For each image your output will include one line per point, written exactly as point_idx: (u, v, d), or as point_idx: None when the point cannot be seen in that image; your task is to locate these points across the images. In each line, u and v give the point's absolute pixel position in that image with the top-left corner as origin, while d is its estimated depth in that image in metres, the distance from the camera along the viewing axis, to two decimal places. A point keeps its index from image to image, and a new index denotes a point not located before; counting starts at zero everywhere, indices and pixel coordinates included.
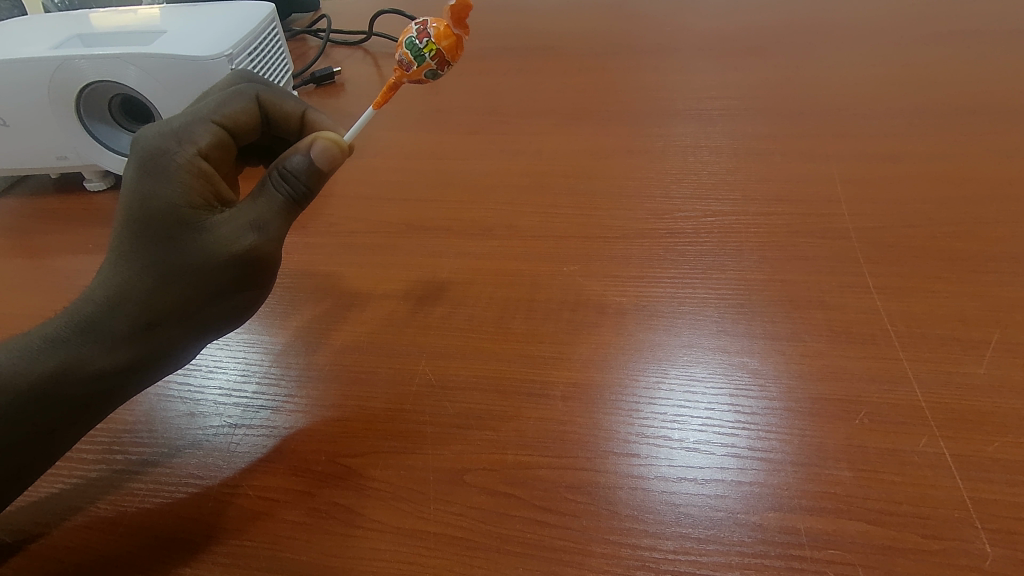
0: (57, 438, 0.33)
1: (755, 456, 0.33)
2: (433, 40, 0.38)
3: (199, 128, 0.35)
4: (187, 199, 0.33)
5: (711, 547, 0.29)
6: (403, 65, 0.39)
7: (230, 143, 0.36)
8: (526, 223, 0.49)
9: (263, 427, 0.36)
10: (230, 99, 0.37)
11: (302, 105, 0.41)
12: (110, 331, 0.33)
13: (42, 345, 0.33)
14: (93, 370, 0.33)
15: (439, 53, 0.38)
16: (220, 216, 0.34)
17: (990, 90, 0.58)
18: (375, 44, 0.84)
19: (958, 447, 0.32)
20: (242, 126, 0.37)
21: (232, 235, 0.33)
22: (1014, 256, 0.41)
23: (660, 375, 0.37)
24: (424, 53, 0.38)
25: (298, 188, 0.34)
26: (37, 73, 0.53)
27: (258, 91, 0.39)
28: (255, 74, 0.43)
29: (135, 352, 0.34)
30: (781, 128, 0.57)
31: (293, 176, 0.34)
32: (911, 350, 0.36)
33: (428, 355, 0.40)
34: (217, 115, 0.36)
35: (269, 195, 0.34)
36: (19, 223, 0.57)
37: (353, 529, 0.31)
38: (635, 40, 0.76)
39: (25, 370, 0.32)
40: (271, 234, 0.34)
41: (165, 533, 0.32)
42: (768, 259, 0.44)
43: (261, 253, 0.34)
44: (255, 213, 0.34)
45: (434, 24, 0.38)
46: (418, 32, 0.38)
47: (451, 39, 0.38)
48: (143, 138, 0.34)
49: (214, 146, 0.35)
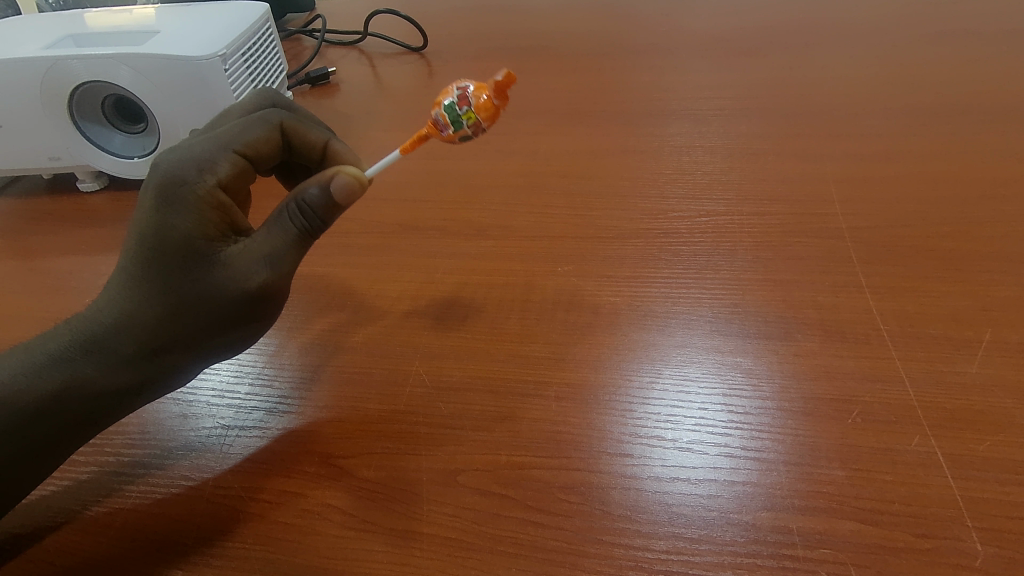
0: (58, 452, 0.33)
1: (748, 456, 0.33)
2: (472, 109, 0.37)
3: (221, 158, 0.34)
4: (202, 230, 0.33)
5: (704, 547, 0.29)
6: (438, 126, 0.38)
7: (248, 170, 0.36)
8: (520, 223, 0.49)
9: (257, 430, 0.36)
10: (253, 126, 0.37)
11: (325, 134, 0.41)
12: (115, 351, 0.33)
13: (45, 361, 0.33)
14: (96, 389, 0.33)
15: (476, 122, 0.38)
16: (232, 247, 0.33)
17: (986, 91, 0.59)
18: (371, 44, 0.84)
19: (949, 445, 0.32)
20: (263, 155, 0.37)
21: (244, 269, 0.33)
22: (1007, 255, 0.42)
23: (654, 375, 0.37)
24: (462, 119, 0.37)
25: (314, 223, 0.34)
26: (28, 74, 0.53)
27: (281, 118, 0.39)
28: (277, 92, 0.43)
29: (137, 375, 0.34)
30: (776, 129, 0.57)
31: (309, 210, 0.34)
32: (904, 349, 0.37)
33: (422, 356, 0.40)
34: (240, 143, 0.35)
35: (284, 227, 0.34)
36: (12, 223, 0.56)
37: (345, 532, 0.31)
38: (631, 40, 0.76)
39: (29, 386, 0.32)
40: (283, 269, 0.34)
41: (157, 536, 0.32)
42: (762, 259, 0.44)
43: (273, 287, 0.34)
44: (269, 247, 0.33)
45: (478, 94, 0.37)
46: (460, 97, 0.38)
47: (490, 111, 0.38)
48: (162, 163, 0.33)
49: (233, 177, 0.34)
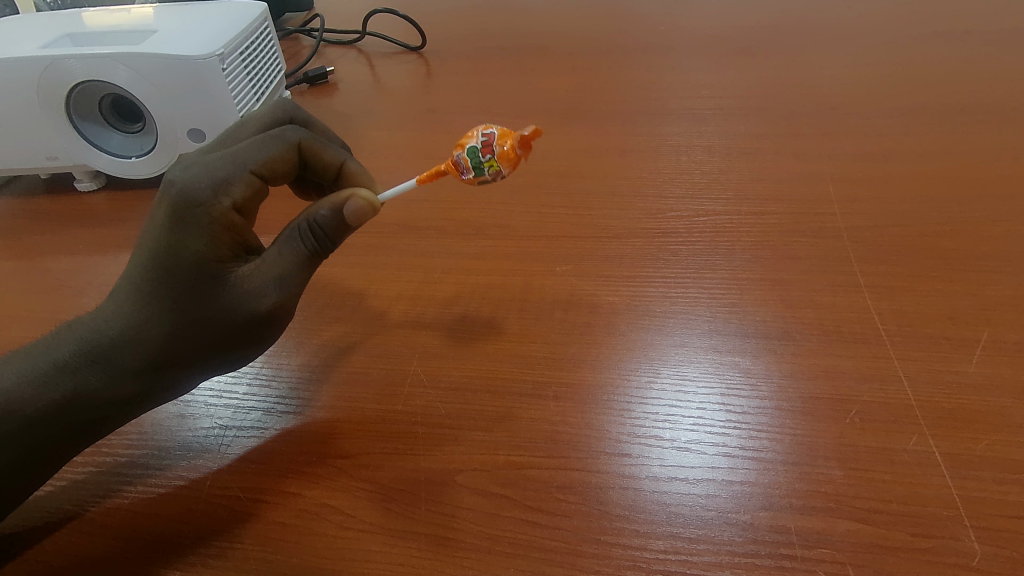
0: (57, 455, 0.33)
1: (747, 455, 0.33)
2: (495, 157, 0.37)
3: (236, 178, 0.33)
4: (214, 252, 0.32)
5: (701, 547, 0.29)
6: (460, 168, 0.38)
7: (264, 190, 0.35)
8: (518, 222, 0.49)
9: (254, 429, 0.36)
10: (270, 144, 0.36)
11: (342, 155, 0.40)
12: (119, 364, 0.33)
13: (48, 369, 0.32)
14: (101, 400, 0.33)
15: (498, 171, 0.37)
16: (243, 267, 0.33)
17: (986, 91, 0.59)
18: (370, 43, 0.84)
19: (947, 444, 0.32)
20: (277, 174, 0.36)
21: (254, 290, 0.33)
22: (1005, 254, 0.42)
23: (651, 375, 0.37)
24: (484, 167, 0.37)
25: (324, 244, 0.35)
26: (25, 74, 0.52)
27: (300, 137, 0.38)
28: (293, 104, 0.42)
29: (141, 386, 0.33)
30: (775, 128, 0.57)
31: (321, 231, 0.34)
32: (902, 348, 0.37)
33: (420, 355, 0.40)
34: (257, 163, 0.34)
35: (294, 248, 0.34)
36: (9, 223, 0.56)
37: (343, 532, 0.31)
38: (630, 39, 0.76)
39: (33, 396, 0.32)
40: (292, 292, 0.34)
41: (154, 536, 0.32)
42: (760, 258, 0.44)
43: (281, 310, 0.34)
44: (280, 269, 0.34)
45: (502, 143, 0.36)
46: (484, 143, 0.37)
47: (513, 161, 0.37)
48: (178, 181, 0.33)
49: (248, 199, 0.34)
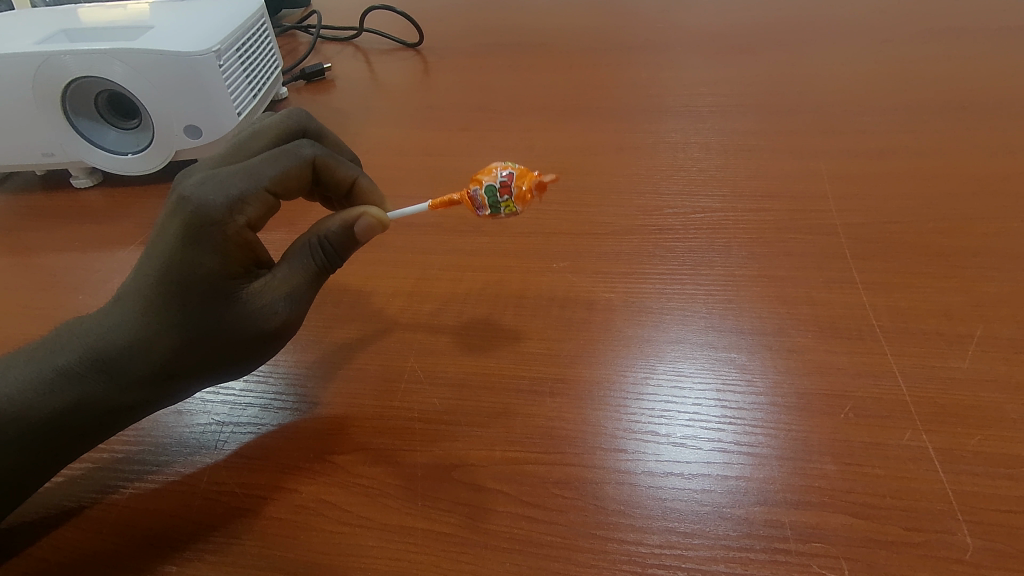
0: (58, 458, 0.33)
1: (742, 450, 0.33)
2: (512, 199, 0.37)
3: (252, 196, 0.32)
4: (226, 269, 0.32)
5: (697, 541, 0.29)
6: (475, 204, 0.38)
7: (276, 206, 0.34)
8: (515, 219, 0.49)
9: (251, 425, 0.36)
10: (285, 159, 0.35)
11: (354, 171, 0.40)
12: (124, 373, 0.33)
13: (53, 375, 0.32)
14: (106, 406, 0.33)
15: (513, 211, 0.38)
16: (254, 283, 0.33)
17: (982, 89, 0.59)
18: (367, 40, 0.84)
19: (941, 440, 0.32)
20: (291, 190, 0.35)
21: (266, 308, 0.33)
22: (1000, 251, 0.42)
23: (648, 371, 0.37)
24: (501, 206, 0.37)
25: (333, 259, 0.36)
26: (20, 70, 0.52)
27: (315, 153, 0.37)
28: (306, 115, 0.42)
29: (146, 395, 0.34)
30: (771, 125, 0.57)
31: (330, 247, 0.35)
32: (897, 344, 0.37)
33: (417, 352, 0.40)
34: (273, 180, 0.34)
35: (305, 264, 0.35)
36: (5, 219, 0.56)
37: (340, 527, 0.31)
38: (627, 36, 0.75)
39: (39, 404, 0.32)
40: (301, 309, 0.35)
41: (152, 532, 0.32)
42: (756, 255, 0.44)
43: (289, 326, 0.34)
44: (291, 286, 0.34)
45: (520, 185, 0.37)
46: (502, 183, 0.37)
47: (527, 201, 0.38)
48: (189, 195, 0.32)
49: (262, 217, 0.33)
